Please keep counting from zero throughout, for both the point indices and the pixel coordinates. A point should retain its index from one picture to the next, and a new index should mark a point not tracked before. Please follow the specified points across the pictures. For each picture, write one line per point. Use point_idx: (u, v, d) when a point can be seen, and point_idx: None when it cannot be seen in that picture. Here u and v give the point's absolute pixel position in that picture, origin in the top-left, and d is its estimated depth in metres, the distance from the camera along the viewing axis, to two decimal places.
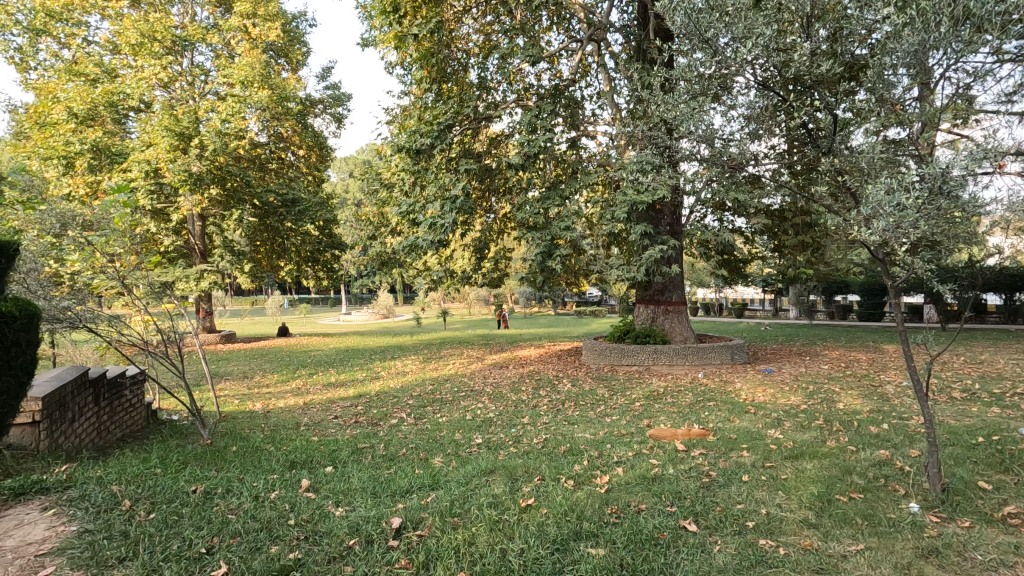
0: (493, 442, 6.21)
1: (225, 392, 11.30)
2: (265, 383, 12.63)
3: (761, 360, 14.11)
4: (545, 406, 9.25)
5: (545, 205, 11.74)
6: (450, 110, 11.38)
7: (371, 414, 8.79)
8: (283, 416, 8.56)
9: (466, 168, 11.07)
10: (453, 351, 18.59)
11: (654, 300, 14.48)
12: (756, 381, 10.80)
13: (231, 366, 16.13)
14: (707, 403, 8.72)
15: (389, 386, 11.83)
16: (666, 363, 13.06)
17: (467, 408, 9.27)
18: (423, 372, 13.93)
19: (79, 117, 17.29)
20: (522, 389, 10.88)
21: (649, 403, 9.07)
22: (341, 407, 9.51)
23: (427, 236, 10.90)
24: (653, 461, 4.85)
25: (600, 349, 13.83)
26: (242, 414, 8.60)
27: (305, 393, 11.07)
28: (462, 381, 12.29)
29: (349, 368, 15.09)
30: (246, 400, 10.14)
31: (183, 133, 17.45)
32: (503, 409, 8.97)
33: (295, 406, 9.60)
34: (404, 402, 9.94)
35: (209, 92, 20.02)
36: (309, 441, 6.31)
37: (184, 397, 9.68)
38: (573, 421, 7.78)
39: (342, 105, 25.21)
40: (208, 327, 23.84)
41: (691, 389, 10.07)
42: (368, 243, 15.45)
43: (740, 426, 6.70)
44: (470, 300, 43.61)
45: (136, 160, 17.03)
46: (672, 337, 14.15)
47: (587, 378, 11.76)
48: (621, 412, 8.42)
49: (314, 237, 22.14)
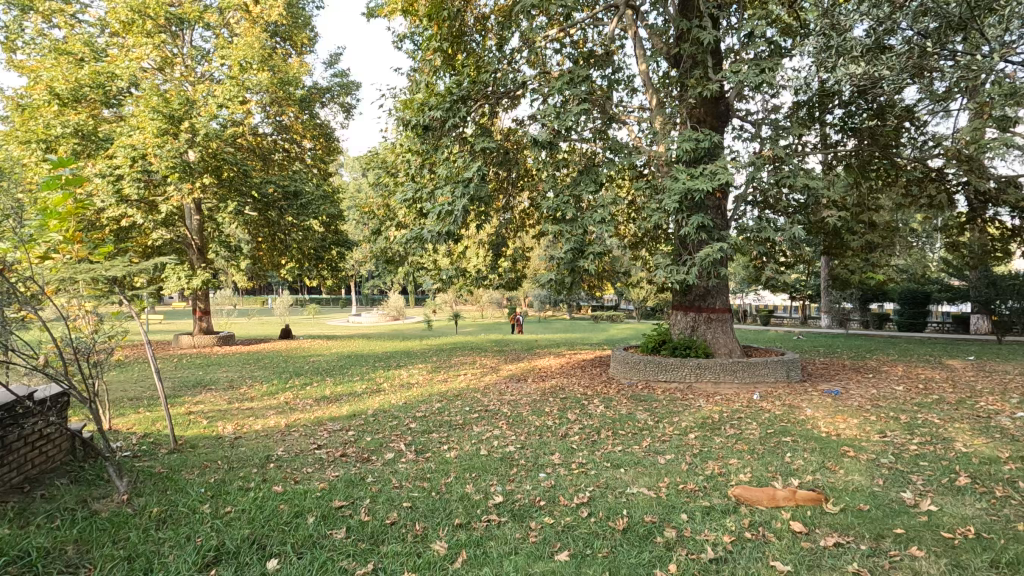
0: (516, 502, 4.54)
1: (201, 407, 9.72)
2: (250, 396, 11.05)
3: (819, 378, 12.21)
4: (577, 436, 7.54)
5: (576, 194, 10.03)
6: (465, 81, 9.67)
7: (362, 444, 7.11)
8: (251, 446, 6.85)
9: (484, 147, 9.34)
10: (465, 360, 16.89)
11: (695, 307, 12.65)
12: (829, 407, 8.96)
13: (220, 373, 14.58)
14: (782, 440, 6.92)
15: (390, 403, 10.16)
16: (713, 380, 11.21)
17: (480, 437, 7.55)
18: (431, 385, 12.25)
19: (64, 99, 15.92)
20: (545, 411, 9.12)
21: (707, 437, 7.28)
22: (328, 432, 7.84)
23: (435, 228, 9.20)
24: (778, 565, 3.16)
25: (632, 362, 12.06)
26: (202, 442, 6.96)
27: (292, 411, 9.43)
28: (475, 398, 10.56)
29: (349, 378, 13.41)
30: (217, 420, 8.50)
31: (173, 116, 15.87)
32: (525, 442, 7.22)
33: (273, 430, 7.94)
34: (404, 426, 8.24)
35: (208, 74, 18.53)
36: (265, 495, 4.64)
37: (140, 420, 8.06)
38: (617, 465, 6.02)
39: (351, 95, 23.75)
40: (204, 328, 22.41)
41: (755, 417, 8.24)
42: (371, 238, 13.81)
43: (852, 483, 4.91)
44: (482, 302, 41.98)
45: (120, 145, 15.46)
46: (715, 350, 12.32)
47: (622, 399, 9.96)
48: (675, 451, 6.63)
49: (318, 234, 20.45)
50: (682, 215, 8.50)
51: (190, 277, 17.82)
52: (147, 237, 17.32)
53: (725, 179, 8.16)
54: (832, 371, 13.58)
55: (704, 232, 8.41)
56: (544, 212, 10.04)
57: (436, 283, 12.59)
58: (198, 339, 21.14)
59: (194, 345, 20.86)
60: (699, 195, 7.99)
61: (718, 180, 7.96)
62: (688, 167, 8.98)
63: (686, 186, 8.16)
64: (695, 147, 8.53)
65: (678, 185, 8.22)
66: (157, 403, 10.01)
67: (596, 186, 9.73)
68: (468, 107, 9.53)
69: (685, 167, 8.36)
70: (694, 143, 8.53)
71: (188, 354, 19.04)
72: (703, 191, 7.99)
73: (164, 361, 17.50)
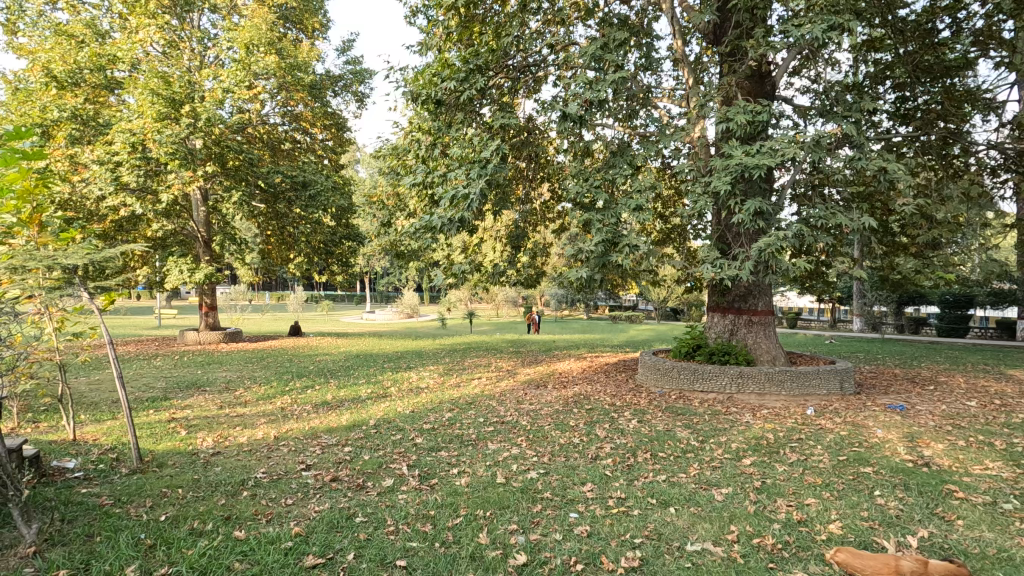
0: (545, 567, 3.58)
1: (186, 413, 8.74)
2: (244, 400, 10.08)
3: (876, 390, 10.89)
4: (611, 459, 6.40)
5: (608, 178, 8.82)
6: (483, 49, 8.53)
7: (359, 465, 6.06)
8: (229, 467, 5.82)
9: (504, 124, 8.22)
10: (480, 361, 15.82)
11: (734, 309, 11.41)
12: (901, 427, 7.70)
13: (219, 373, 13.69)
14: (862, 471, 5.74)
15: (395, 411, 9.09)
16: (756, 392, 9.99)
17: (497, 457, 6.44)
18: (442, 390, 11.19)
19: (62, 82, 15.11)
20: (571, 425, 7.99)
21: (768, 465, 6.08)
22: (321, 448, 6.79)
23: (446, 215, 8.10)
24: None
25: (664, 369, 10.86)
26: (172, 460, 5.95)
27: (285, 420, 8.42)
28: (490, 407, 9.45)
29: (354, 381, 12.41)
30: (198, 430, 7.50)
31: (174, 99, 15.01)
32: (550, 466, 6.09)
33: (259, 445, 6.91)
34: (409, 442, 7.15)
35: (214, 58, 17.64)
36: (222, 549, 3.63)
37: (110, 432, 7.08)
38: (666, 504, 4.89)
39: (364, 83, 22.81)
40: (210, 324, 21.67)
41: (818, 440, 7.02)
42: (380, 230, 12.79)
43: (988, 548, 3.74)
44: (498, 300, 40.97)
45: (118, 130, 14.58)
46: (756, 357, 11.07)
47: (656, 412, 8.79)
48: (734, 484, 5.47)
49: (328, 227, 19.44)
50: (734, 200, 7.31)
51: (192, 270, 16.97)
52: (149, 228, 16.52)
53: (788, 157, 6.98)
54: (887, 382, 12.22)
55: (761, 219, 7.21)
56: (570, 199, 8.89)
57: (449, 279, 11.53)
58: (203, 335, 20.39)
59: (199, 341, 20.14)
60: (757, 174, 6.84)
61: (781, 158, 6.76)
62: (741, 146, 7.74)
63: (742, 165, 7.03)
64: (752, 121, 7.33)
65: (731, 165, 7.09)
66: (140, 407, 9.07)
67: (632, 169, 8.53)
68: (486, 78, 8.39)
69: (739, 144, 7.20)
70: (750, 116, 7.33)
71: (191, 351, 18.21)
72: (762, 171, 6.83)
73: (165, 358, 16.68)
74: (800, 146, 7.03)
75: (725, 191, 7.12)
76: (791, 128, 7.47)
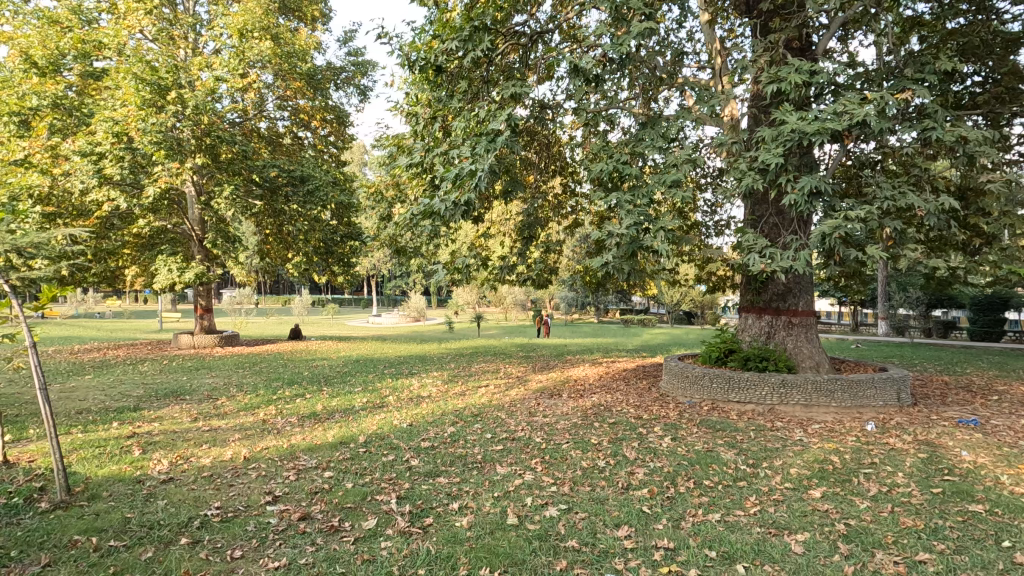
0: None
1: (152, 428, 7.64)
2: (224, 411, 9.00)
3: (936, 402, 9.59)
4: (650, 491, 5.21)
5: (635, 156, 7.59)
6: (489, 7, 7.38)
7: (339, 497, 4.94)
8: (176, 501, 4.69)
9: (513, 92, 7.08)
10: (487, 367, 14.68)
11: (772, 309, 10.18)
12: (990, 448, 6.46)
13: (206, 379, 12.67)
14: (971, 510, 4.54)
15: (391, 425, 7.96)
16: (802, 404, 8.78)
17: (508, 487, 5.28)
18: (445, 399, 10.07)
19: (43, 68, 14.17)
20: (595, 443, 6.82)
21: (845, 501, 4.89)
22: (297, 474, 5.65)
23: (448, 198, 6.97)
24: None
25: (695, 375, 9.63)
26: (109, 490, 4.84)
27: (264, 436, 7.30)
28: (499, 420, 8.28)
29: (350, 388, 11.34)
30: (157, 449, 6.39)
31: (161, 86, 14.07)
32: (573, 500, 4.92)
33: (224, 468, 5.78)
34: (402, 466, 5.98)
35: (207, 45, 16.67)
36: None
37: (49, 452, 5.96)
38: (729, 560, 3.74)
39: (367, 75, 21.79)
40: (206, 327, 20.70)
41: (896, 465, 5.80)
42: (379, 223, 11.70)
43: None
44: (507, 304, 39.94)
45: (100, 118, 13.62)
46: (798, 363, 9.81)
47: (691, 427, 7.61)
48: (807, 528, 4.31)
49: (328, 225, 18.40)
50: (785, 177, 6.02)
51: (183, 270, 15.98)
52: (136, 224, 15.57)
53: (855, 123, 5.68)
54: (942, 392, 10.92)
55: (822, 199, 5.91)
56: (590, 181, 7.70)
57: (453, 276, 10.42)
58: (198, 339, 19.30)
59: (193, 345, 19.19)
60: (819, 143, 5.53)
61: (849, 123, 5.46)
62: (796, 111, 6.41)
63: (797, 133, 5.73)
64: (808, 82, 6.02)
65: (784, 133, 5.79)
66: (102, 419, 8.01)
67: (663, 143, 7.30)
68: (494, 40, 7.25)
69: (792, 109, 5.91)
70: (807, 74, 6.05)
71: (183, 355, 17.24)
72: (826, 139, 5.52)
73: (153, 363, 15.67)
74: (871, 108, 5.73)
75: (776, 164, 5.82)
76: (856, 90, 6.18)
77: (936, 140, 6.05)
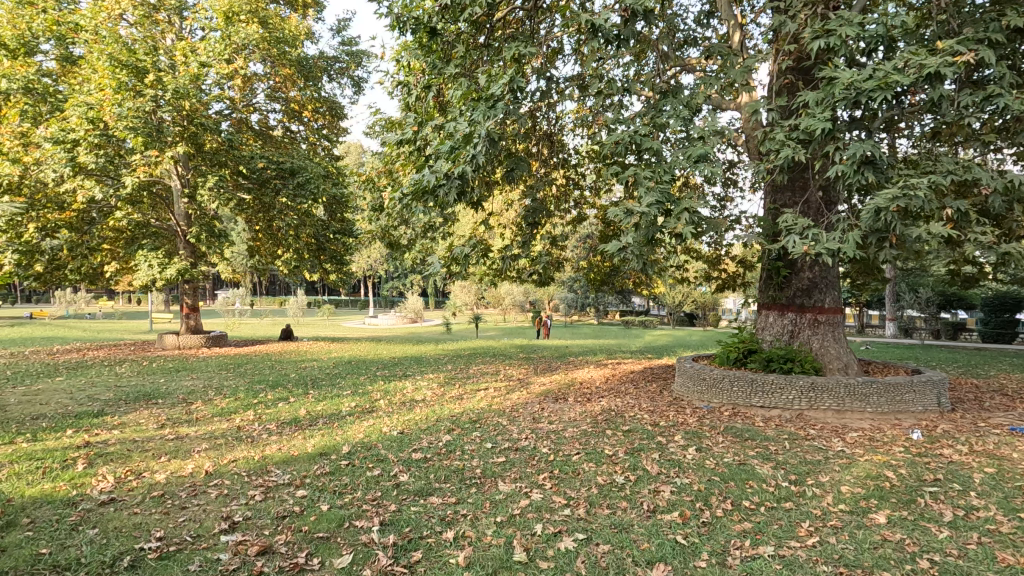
0: None
1: (111, 436, 6.79)
2: (198, 416, 8.18)
3: (977, 407, 8.78)
4: (682, 514, 4.39)
5: (654, 127, 6.74)
6: None
7: (310, 522, 4.13)
8: (110, 530, 3.89)
9: (517, 56, 6.29)
10: (487, 368, 13.86)
11: (796, 306, 9.37)
12: None
13: (185, 381, 11.83)
14: None
15: (380, 432, 7.14)
16: (834, 409, 7.98)
17: (513, 509, 4.44)
18: (442, 404, 9.24)
19: (13, 49, 13.37)
20: (610, 455, 6.00)
21: (918, 529, 4.07)
22: (264, 493, 4.80)
23: (443, 175, 6.13)
24: None
25: (713, 377, 8.80)
26: (29, 517, 4.02)
27: (234, 446, 6.44)
28: (500, 426, 7.46)
29: (339, 391, 10.50)
30: (107, 461, 5.56)
31: (139, 68, 13.26)
32: (591, 527, 4.10)
33: (180, 485, 4.96)
34: (389, 482, 5.13)
35: (191, 28, 15.85)
36: None
37: None
38: None
39: (361, 64, 20.93)
40: (192, 327, 19.81)
41: (964, 483, 4.99)
42: (370, 212, 10.88)
43: None
44: (506, 304, 39.17)
45: (73, 102, 12.79)
46: (825, 364, 9.00)
47: (716, 436, 6.77)
48: (883, 569, 3.49)
49: (319, 220, 17.57)
50: (834, 144, 5.21)
51: (164, 266, 15.08)
52: (114, 217, 14.72)
53: (919, 79, 4.84)
54: (977, 396, 10.10)
55: (878, 168, 5.07)
56: (604, 158, 6.87)
57: (451, 269, 9.62)
58: (183, 339, 18.34)
59: (178, 345, 18.30)
60: (879, 101, 4.70)
61: (917, 77, 4.63)
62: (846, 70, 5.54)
63: (852, 92, 4.91)
64: (861, 34, 5.19)
65: (835, 91, 4.98)
66: (55, 426, 7.16)
67: (686, 112, 6.45)
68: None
69: (844, 67, 5.10)
70: (859, 25, 5.22)
71: (166, 356, 16.36)
72: (888, 97, 4.70)
73: (132, 364, 14.78)
74: (938, 62, 4.87)
75: (826, 127, 5.00)
76: (916, 45, 5.32)
77: (1008, 105, 5.20)
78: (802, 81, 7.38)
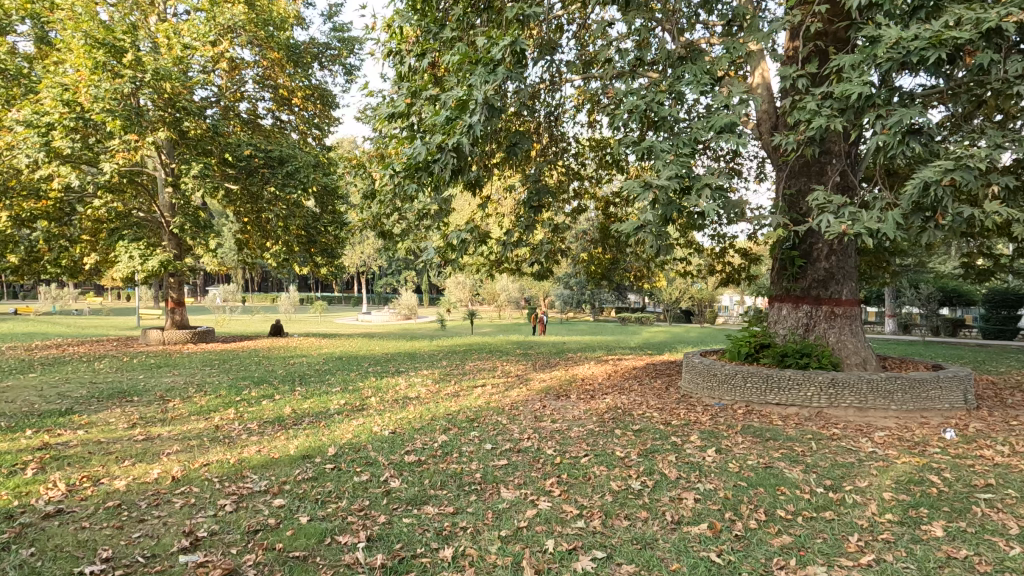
0: None
1: (73, 437, 6.19)
2: (173, 416, 7.57)
3: (1004, 405, 8.29)
4: (711, 526, 3.86)
5: (671, 98, 6.22)
6: None
7: (284, 539, 3.56)
8: (48, 550, 3.33)
9: (521, 19, 5.73)
10: (483, 365, 13.29)
11: (811, 298, 8.85)
12: None
13: (164, 378, 11.19)
14: None
15: (369, 432, 6.56)
16: (855, 407, 7.49)
17: (518, 522, 3.89)
18: (436, 401, 8.67)
19: None
20: (622, 458, 5.45)
21: (984, 544, 3.55)
22: (236, 502, 4.23)
23: (440, 148, 5.56)
24: None
25: (726, 373, 8.26)
26: None
27: (209, 448, 5.85)
28: (500, 426, 6.89)
29: (328, 388, 9.91)
30: (61, 466, 4.97)
31: (116, 46, 12.57)
32: (610, 544, 3.57)
33: (141, 493, 4.38)
34: (379, 490, 4.57)
35: (175, 10, 15.17)
36: None
37: None
38: None
39: (353, 51, 20.20)
40: (177, 322, 19.10)
41: (1021, 489, 4.47)
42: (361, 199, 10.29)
43: None
44: (501, 301, 38.55)
45: (47, 82, 12.12)
46: (843, 359, 8.51)
47: (735, 437, 6.24)
48: None
49: (310, 212, 16.94)
50: (876, 111, 4.89)
51: (146, 257, 14.39)
52: (93, 206, 14.05)
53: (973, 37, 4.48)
54: (1000, 394, 9.62)
55: (925, 137, 4.80)
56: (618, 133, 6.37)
57: (447, 258, 9.06)
58: (168, 334, 17.66)
59: (162, 341, 17.60)
60: (933, 57, 4.42)
61: (972, 32, 4.34)
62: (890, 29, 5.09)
63: (900, 51, 4.60)
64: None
65: (879, 53, 4.67)
66: (14, 427, 6.55)
67: (709, 80, 5.96)
68: None
69: (886, 26, 4.83)
70: None
71: (149, 352, 15.69)
72: (941, 54, 4.42)
73: (112, 360, 14.13)
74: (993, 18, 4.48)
75: (868, 90, 4.71)
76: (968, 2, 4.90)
77: None
78: (833, 50, 6.97)
